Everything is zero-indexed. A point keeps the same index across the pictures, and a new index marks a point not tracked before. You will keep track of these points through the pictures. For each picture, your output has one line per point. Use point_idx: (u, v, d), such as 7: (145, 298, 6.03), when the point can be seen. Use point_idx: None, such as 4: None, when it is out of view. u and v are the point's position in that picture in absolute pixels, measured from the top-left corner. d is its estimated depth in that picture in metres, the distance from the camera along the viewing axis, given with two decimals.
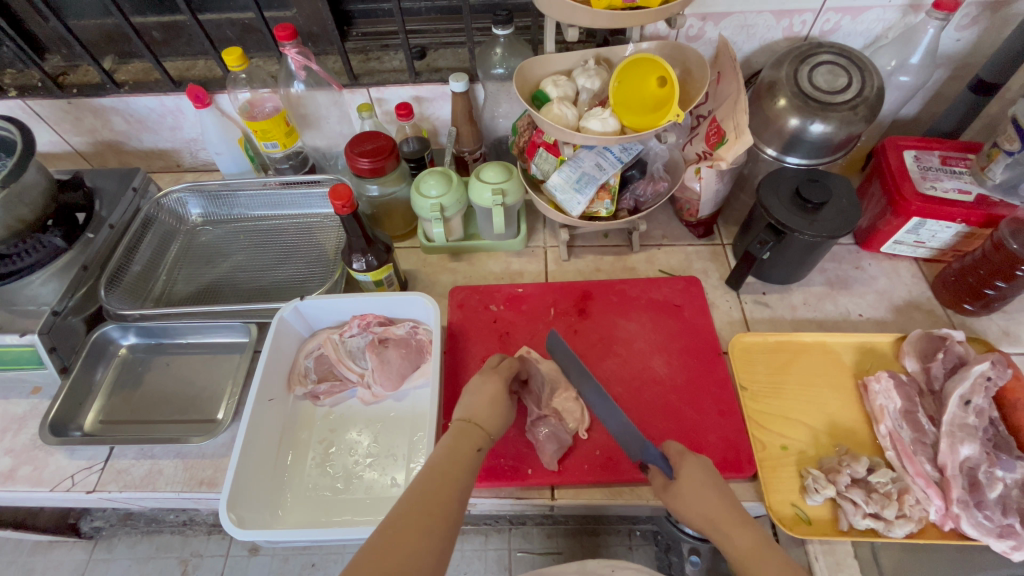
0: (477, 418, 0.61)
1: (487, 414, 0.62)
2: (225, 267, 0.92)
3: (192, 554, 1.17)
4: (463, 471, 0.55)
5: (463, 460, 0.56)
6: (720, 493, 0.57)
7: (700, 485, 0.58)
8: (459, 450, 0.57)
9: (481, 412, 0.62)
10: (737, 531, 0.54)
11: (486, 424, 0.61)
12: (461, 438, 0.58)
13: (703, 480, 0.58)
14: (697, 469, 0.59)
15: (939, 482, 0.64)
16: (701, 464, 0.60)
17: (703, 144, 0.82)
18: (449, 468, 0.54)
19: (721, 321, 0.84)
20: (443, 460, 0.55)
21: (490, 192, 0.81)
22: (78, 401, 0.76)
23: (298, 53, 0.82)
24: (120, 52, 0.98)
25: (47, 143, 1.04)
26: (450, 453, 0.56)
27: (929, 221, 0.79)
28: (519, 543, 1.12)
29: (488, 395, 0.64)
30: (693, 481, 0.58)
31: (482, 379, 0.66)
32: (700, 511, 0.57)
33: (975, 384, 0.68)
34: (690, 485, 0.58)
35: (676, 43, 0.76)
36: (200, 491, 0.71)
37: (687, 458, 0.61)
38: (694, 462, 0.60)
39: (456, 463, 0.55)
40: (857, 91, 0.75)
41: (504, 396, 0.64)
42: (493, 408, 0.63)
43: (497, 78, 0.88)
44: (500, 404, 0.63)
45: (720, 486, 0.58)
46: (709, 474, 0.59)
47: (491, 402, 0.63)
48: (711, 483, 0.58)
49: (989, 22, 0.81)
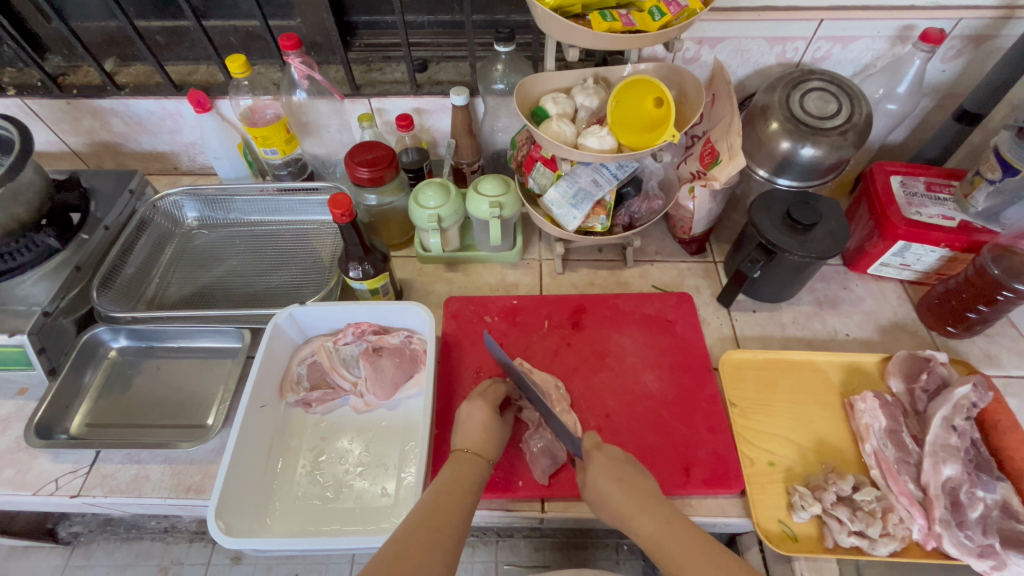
0: (473, 447, 0.63)
1: (482, 441, 0.63)
2: (220, 271, 0.92)
3: (173, 562, 1.15)
4: (467, 495, 0.57)
5: (467, 484, 0.58)
6: (625, 485, 0.58)
7: (605, 481, 0.58)
8: (462, 470, 0.60)
9: (476, 440, 0.63)
10: (642, 524, 0.55)
11: (483, 450, 0.63)
12: (462, 464, 0.60)
13: (608, 474, 0.59)
14: (603, 464, 0.60)
15: (922, 501, 0.65)
16: (606, 460, 0.60)
17: (698, 164, 0.84)
18: (452, 487, 0.57)
19: (712, 337, 0.85)
20: (448, 484, 0.57)
21: (487, 205, 0.81)
22: (65, 403, 0.75)
23: (302, 62, 0.83)
24: (122, 55, 0.98)
25: (43, 143, 1.04)
26: (454, 477, 0.58)
27: (914, 245, 0.81)
28: (506, 556, 1.12)
29: (479, 421, 0.65)
30: (599, 478, 0.59)
31: (468, 406, 0.66)
32: (609, 506, 0.58)
33: (958, 406, 0.70)
34: (596, 482, 0.59)
35: (673, 65, 0.78)
36: (188, 497, 0.70)
37: (594, 454, 0.61)
38: (599, 460, 0.60)
39: (460, 488, 0.57)
40: (847, 117, 0.77)
41: (496, 418, 0.66)
42: (486, 433, 0.64)
43: (497, 93, 0.90)
44: (493, 428, 0.65)
45: (624, 477, 0.58)
46: (612, 466, 0.59)
47: (483, 428, 0.64)
48: (616, 476, 0.58)
49: (973, 55, 0.84)
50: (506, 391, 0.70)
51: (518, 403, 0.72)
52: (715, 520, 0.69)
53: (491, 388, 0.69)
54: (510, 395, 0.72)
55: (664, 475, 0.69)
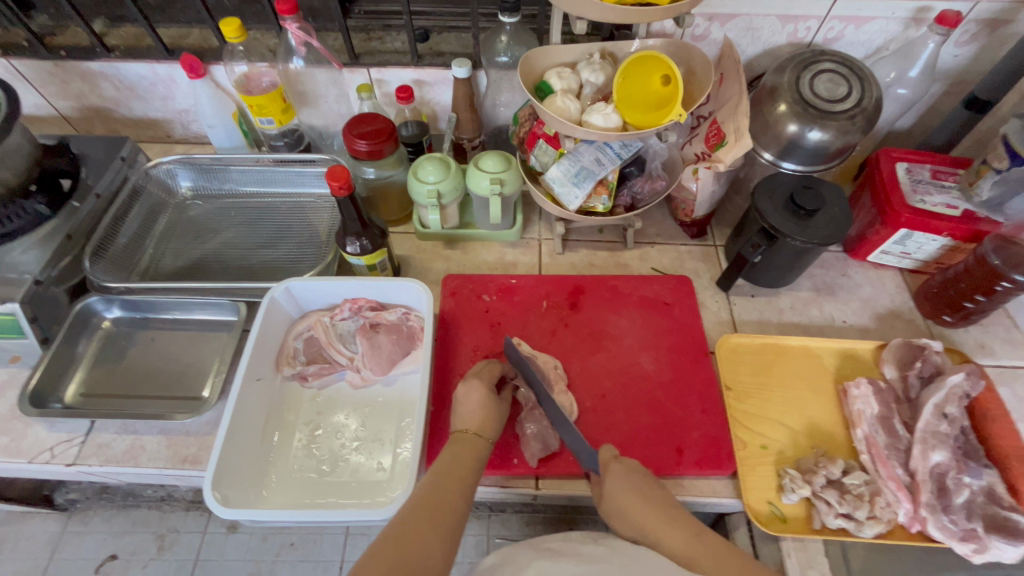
0: (473, 427, 0.63)
1: (482, 421, 0.63)
2: (216, 243, 0.91)
3: (169, 530, 1.16)
4: (466, 478, 0.57)
5: (467, 465, 0.58)
6: (647, 497, 0.60)
7: (627, 495, 0.60)
8: (462, 453, 0.60)
9: (476, 419, 0.63)
10: (667, 535, 0.58)
11: (482, 429, 0.63)
12: (461, 446, 0.60)
13: (628, 487, 0.61)
14: (623, 478, 0.61)
15: (909, 486, 0.66)
16: (625, 471, 0.62)
17: (703, 145, 0.83)
18: (452, 470, 0.57)
19: (710, 321, 0.85)
20: (448, 465, 0.58)
21: (488, 181, 0.80)
22: (59, 372, 0.75)
23: (299, 28, 0.80)
24: (111, 16, 0.95)
25: (31, 106, 1.01)
26: (454, 458, 0.59)
27: (916, 233, 0.81)
28: (498, 530, 1.14)
29: (476, 400, 0.65)
30: (620, 491, 0.61)
31: (465, 386, 0.66)
32: (630, 517, 0.60)
33: (950, 394, 0.70)
34: (617, 497, 0.61)
35: (681, 42, 0.76)
36: (184, 468, 0.70)
37: (613, 466, 0.63)
38: (618, 474, 0.62)
39: (461, 469, 0.58)
40: (856, 101, 0.75)
41: (494, 398, 0.66)
42: (486, 412, 0.64)
43: (501, 66, 0.87)
44: (492, 407, 0.65)
45: (644, 488, 0.61)
46: (632, 478, 0.61)
47: (482, 406, 0.64)
48: (636, 489, 0.61)
49: (987, 40, 0.83)
50: (501, 370, 0.70)
51: (514, 382, 0.72)
52: (706, 500, 0.70)
53: (486, 368, 0.69)
54: (505, 374, 0.72)
55: (657, 456, 0.70)
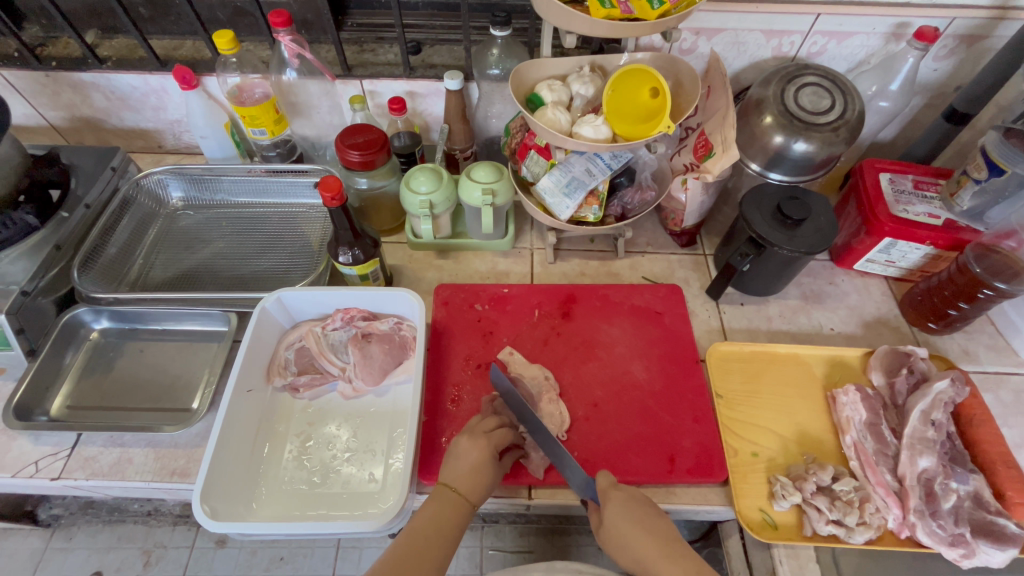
0: (460, 487, 0.62)
1: (470, 483, 0.62)
2: (206, 254, 0.90)
3: (156, 545, 1.14)
4: (442, 543, 0.59)
5: (444, 534, 0.59)
6: (645, 527, 0.60)
7: (625, 525, 0.60)
8: (444, 515, 0.60)
9: (463, 479, 0.62)
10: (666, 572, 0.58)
11: (468, 493, 0.62)
12: (443, 506, 0.61)
13: (629, 518, 0.60)
14: (622, 506, 0.61)
15: (898, 491, 0.67)
16: (624, 500, 0.61)
17: (691, 156, 0.84)
18: (429, 536, 0.59)
19: (700, 329, 0.86)
20: (425, 528, 0.59)
21: (480, 192, 0.81)
22: (45, 385, 0.74)
23: (292, 40, 0.81)
24: (103, 27, 0.95)
25: (20, 116, 1.00)
26: (432, 522, 0.60)
27: (900, 242, 0.83)
28: (491, 541, 1.13)
29: (472, 460, 0.63)
30: (619, 522, 0.60)
31: (467, 443, 0.64)
32: (630, 550, 0.59)
33: (936, 401, 0.71)
34: (615, 528, 0.60)
35: (669, 55, 0.78)
36: (172, 481, 0.69)
37: (612, 494, 0.62)
38: (618, 501, 0.61)
39: (436, 534, 0.59)
40: (840, 113, 0.77)
41: (489, 462, 0.63)
42: (477, 474, 0.62)
43: (492, 78, 0.88)
44: (485, 473, 0.63)
45: (642, 519, 0.60)
46: (632, 508, 0.61)
47: (474, 469, 0.63)
48: (635, 517, 0.60)
49: (964, 55, 0.85)
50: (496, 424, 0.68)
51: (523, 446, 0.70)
52: (698, 508, 0.70)
53: (479, 422, 0.68)
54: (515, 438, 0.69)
55: (650, 465, 0.70)
